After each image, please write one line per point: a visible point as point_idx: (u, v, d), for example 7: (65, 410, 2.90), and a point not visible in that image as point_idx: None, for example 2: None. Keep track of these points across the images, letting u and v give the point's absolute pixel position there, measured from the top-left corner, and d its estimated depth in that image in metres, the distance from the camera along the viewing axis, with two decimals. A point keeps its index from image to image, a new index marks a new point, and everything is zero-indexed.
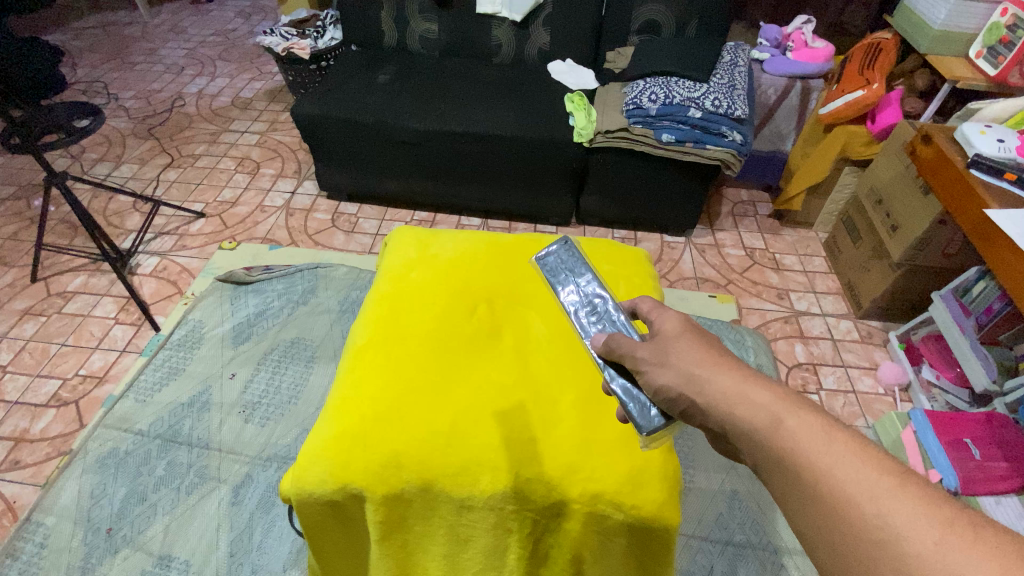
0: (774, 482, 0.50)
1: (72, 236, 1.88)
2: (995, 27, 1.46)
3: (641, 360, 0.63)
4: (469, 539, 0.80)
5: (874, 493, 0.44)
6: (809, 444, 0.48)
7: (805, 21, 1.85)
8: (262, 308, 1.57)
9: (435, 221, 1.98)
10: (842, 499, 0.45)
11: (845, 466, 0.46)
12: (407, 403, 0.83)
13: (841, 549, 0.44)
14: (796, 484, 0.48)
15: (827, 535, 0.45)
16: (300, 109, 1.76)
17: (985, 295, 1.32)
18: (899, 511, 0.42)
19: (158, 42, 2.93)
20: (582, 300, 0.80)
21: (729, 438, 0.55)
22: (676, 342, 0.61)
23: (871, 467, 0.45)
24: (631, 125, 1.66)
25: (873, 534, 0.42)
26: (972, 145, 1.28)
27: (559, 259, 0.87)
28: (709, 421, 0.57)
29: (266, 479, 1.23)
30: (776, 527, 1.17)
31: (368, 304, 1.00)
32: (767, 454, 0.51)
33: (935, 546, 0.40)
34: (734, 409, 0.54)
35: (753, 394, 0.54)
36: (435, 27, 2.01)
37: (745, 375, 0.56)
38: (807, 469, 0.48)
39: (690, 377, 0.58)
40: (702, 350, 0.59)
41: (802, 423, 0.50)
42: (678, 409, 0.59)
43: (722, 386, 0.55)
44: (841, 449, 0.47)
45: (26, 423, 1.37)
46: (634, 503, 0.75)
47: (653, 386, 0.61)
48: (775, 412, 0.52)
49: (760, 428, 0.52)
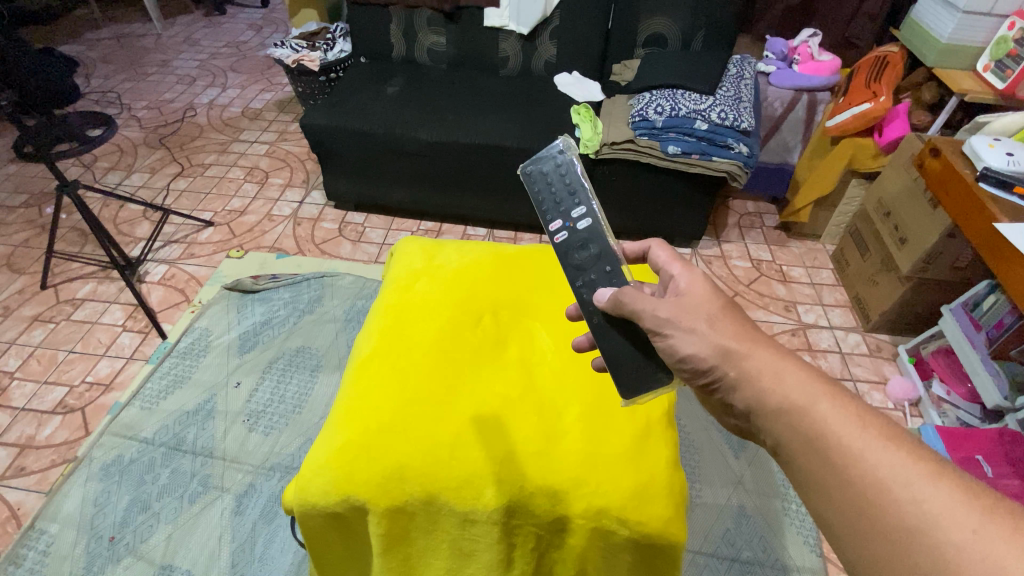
0: (801, 460, 0.50)
1: (81, 243, 1.90)
2: (1003, 40, 1.46)
3: (664, 321, 0.61)
4: (471, 555, 0.79)
5: (909, 479, 0.43)
6: (842, 428, 0.48)
7: (811, 34, 1.87)
8: (267, 317, 1.57)
9: (440, 230, 1.98)
10: (874, 484, 0.44)
11: (877, 453, 0.45)
12: (412, 415, 0.82)
13: (871, 534, 0.43)
14: (824, 467, 0.47)
15: (856, 520, 0.45)
16: (310, 120, 1.78)
17: (995, 308, 1.30)
18: (937, 498, 0.42)
19: (171, 54, 2.99)
20: (574, 239, 0.78)
21: (756, 419, 0.55)
22: (702, 303, 0.61)
23: (908, 455, 0.44)
24: (637, 137, 1.67)
25: (906, 522, 0.42)
26: (980, 158, 1.27)
27: (552, 186, 0.81)
28: (735, 398, 0.57)
29: (269, 489, 1.22)
30: (784, 544, 1.15)
31: (375, 315, 1.00)
32: (795, 435, 0.50)
33: (975, 535, 0.39)
34: (766, 386, 0.53)
35: (788, 373, 0.53)
36: (443, 39, 2.03)
37: (780, 353, 0.55)
38: (840, 451, 0.47)
39: (725, 351, 0.57)
40: (736, 324, 0.59)
41: (835, 407, 0.49)
42: (704, 381, 0.59)
43: (760, 361, 0.55)
44: (876, 435, 0.46)
45: (32, 430, 1.37)
46: (641, 520, 0.74)
47: (678, 353, 0.60)
48: (809, 394, 0.51)
49: (792, 407, 0.51)
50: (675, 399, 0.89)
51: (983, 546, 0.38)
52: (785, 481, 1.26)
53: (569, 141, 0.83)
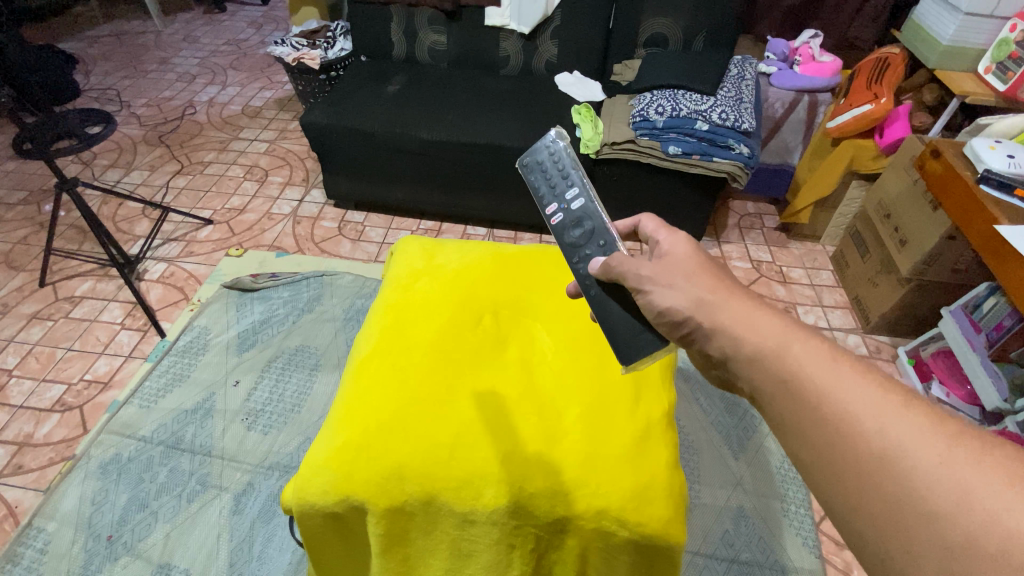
0: (774, 401, 0.49)
1: (81, 240, 1.89)
2: (1004, 43, 1.46)
3: (646, 279, 0.62)
4: (470, 555, 0.79)
5: (878, 410, 0.42)
6: (815, 367, 0.46)
7: (812, 35, 1.87)
8: (266, 316, 1.57)
9: (440, 230, 1.98)
10: (844, 417, 0.43)
11: (847, 388, 0.44)
12: (411, 414, 0.82)
13: (841, 467, 0.42)
14: (799, 407, 0.46)
15: (826, 454, 0.43)
16: (310, 119, 1.78)
17: (995, 311, 1.31)
18: (906, 426, 0.40)
19: (171, 51, 2.98)
20: (569, 219, 0.77)
21: (732, 367, 0.53)
22: (681, 265, 0.60)
23: (878, 387, 0.43)
24: (637, 137, 1.67)
25: (874, 451, 0.41)
26: (981, 160, 1.27)
27: (545, 172, 0.82)
28: (710, 347, 0.56)
29: (267, 487, 1.22)
30: (783, 545, 1.16)
31: (375, 314, 1.00)
32: (771, 379, 0.49)
33: (942, 458, 0.38)
34: (740, 333, 0.52)
35: (761, 320, 0.52)
36: (444, 38, 2.03)
37: (755, 303, 0.54)
38: (811, 388, 0.46)
39: (700, 301, 0.56)
40: (713, 279, 0.58)
41: (808, 349, 0.48)
42: (681, 332, 0.59)
43: (733, 311, 0.54)
44: (848, 371, 0.45)
45: (30, 428, 1.37)
46: (641, 521, 0.74)
47: (656, 308, 0.60)
48: (782, 338, 0.50)
49: (766, 353, 0.50)
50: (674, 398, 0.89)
51: (951, 469, 0.37)
52: (785, 483, 1.26)
53: (562, 130, 0.83)
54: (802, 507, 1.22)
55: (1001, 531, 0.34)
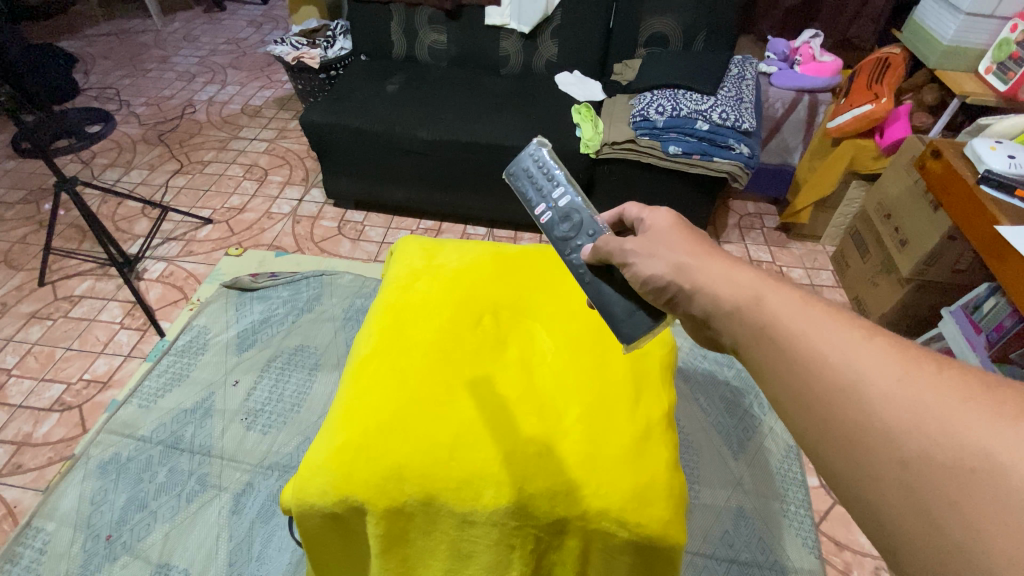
0: (750, 350, 0.48)
1: (80, 240, 1.89)
2: (1005, 43, 1.46)
3: (629, 252, 0.63)
4: (470, 556, 0.79)
5: (843, 344, 0.41)
6: (785, 311, 0.46)
7: (813, 35, 1.86)
8: (266, 315, 1.56)
9: (440, 229, 1.97)
10: (810, 354, 0.42)
11: (813, 327, 0.43)
12: (410, 415, 0.82)
13: (809, 401, 0.42)
14: (771, 350, 0.45)
15: (796, 391, 0.43)
16: (309, 118, 1.78)
17: (995, 311, 1.30)
18: (868, 356, 0.40)
19: (170, 50, 2.97)
20: (559, 216, 0.77)
21: (711, 322, 0.53)
22: (664, 234, 0.61)
23: (846, 324, 0.43)
24: (637, 137, 1.67)
25: (837, 382, 0.40)
26: (982, 161, 1.27)
27: (530, 175, 0.83)
28: (692, 307, 0.55)
29: (267, 487, 1.22)
30: (783, 545, 1.16)
31: (374, 314, 1.00)
32: (745, 328, 0.48)
33: (903, 383, 0.37)
34: (716, 289, 0.52)
35: (735, 274, 0.52)
36: (444, 38, 2.03)
37: (730, 261, 0.54)
38: (782, 331, 0.45)
39: (679, 265, 0.56)
40: (693, 242, 0.58)
41: (780, 297, 0.47)
42: (665, 298, 0.59)
43: (709, 270, 0.54)
44: (815, 313, 0.44)
45: (29, 427, 1.37)
46: (640, 521, 0.74)
47: (641, 278, 0.60)
48: (755, 288, 0.49)
49: (740, 304, 0.49)
50: (674, 399, 0.89)
51: (912, 392, 0.37)
52: (785, 483, 1.26)
53: (543, 139, 0.85)
54: (802, 507, 1.22)
55: (958, 446, 0.34)
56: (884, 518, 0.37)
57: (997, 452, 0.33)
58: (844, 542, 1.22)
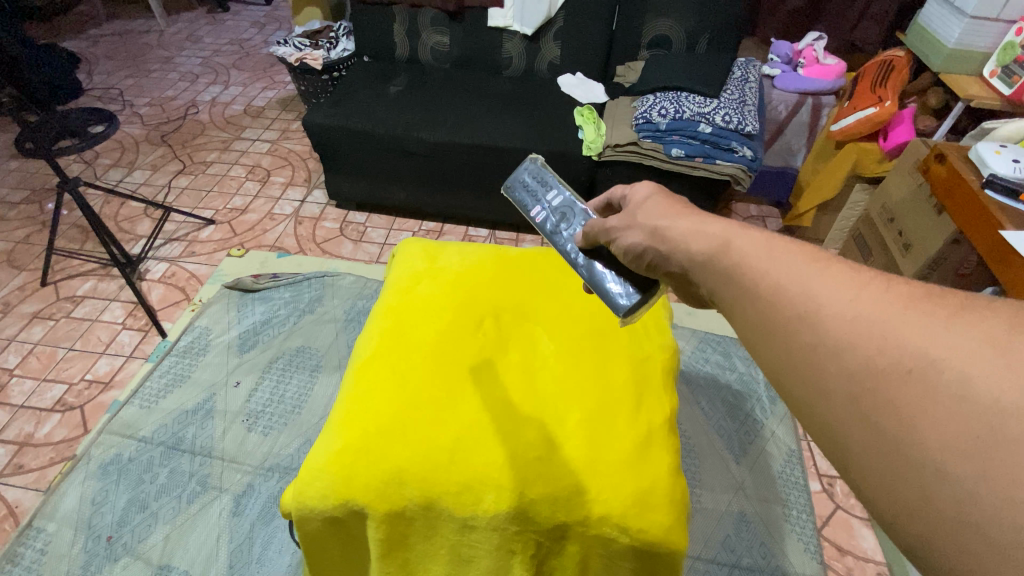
0: (717, 293, 0.47)
1: (82, 240, 1.89)
2: (1010, 46, 1.45)
3: (612, 229, 0.62)
4: (471, 560, 0.79)
5: (800, 275, 0.40)
6: (751, 252, 0.45)
7: (816, 38, 1.85)
8: (267, 316, 1.56)
9: (442, 231, 1.97)
10: (771, 288, 0.41)
11: (774, 263, 0.42)
12: (410, 419, 0.82)
13: (767, 328, 0.41)
14: (738, 291, 0.44)
15: (754, 321, 0.42)
16: (312, 120, 1.78)
17: None
18: (824, 282, 0.39)
19: (174, 51, 2.98)
20: (554, 214, 0.77)
21: (689, 276, 0.51)
22: (644, 203, 0.60)
23: (801, 253, 0.42)
24: (641, 139, 1.66)
25: (794, 311, 0.39)
26: (986, 165, 1.26)
27: (526, 179, 0.83)
28: (670, 266, 0.54)
29: (267, 489, 1.22)
30: (785, 550, 1.15)
31: (375, 317, 1.00)
32: (716, 275, 0.47)
33: (847, 297, 0.37)
34: (689, 243, 0.51)
35: (707, 225, 0.50)
36: (446, 39, 2.02)
37: (705, 216, 0.52)
38: (744, 268, 0.44)
39: (654, 231, 0.55)
40: (667, 206, 0.57)
41: (749, 240, 0.46)
42: (646, 264, 0.58)
43: (682, 228, 0.52)
44: (780, 249, 0.43)
45: (31, 428, 1.37)
46: (640, 527, 0.74)
47: (624, 251, 0.60)
48: (725, 236, 0.48)
49: (711, 252, 0.48)
50: (675, 404, 0.89)
51: (855, 305, 0.36)
52: (786, 487, 1.25)
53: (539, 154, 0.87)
54: (804, 511, 1.21)
55: (894, 349, 0.34)
56: (832, 429, 0.36)
57: (930, 350, 0.33)
58: (846, 547, 1.21)
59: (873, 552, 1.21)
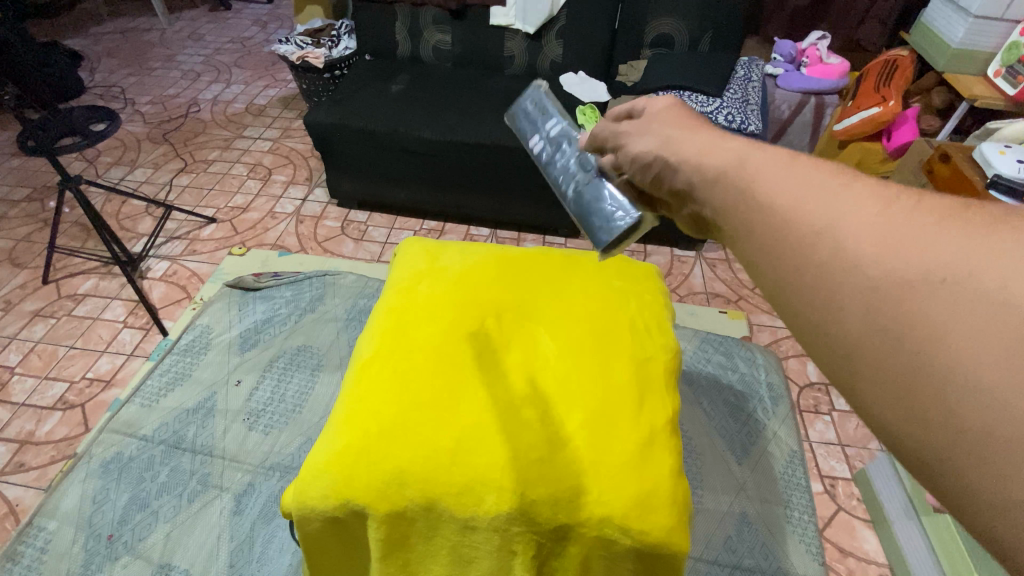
0: (723, 213, 0.43)
1: (84, 238, 1.89)
2: (1014, 46, 1.44)
3: (623, 134, 0.58)
4: (472, 561, 0.79)
5: (821, 190, 0.37)
6: (767, 167, 0.40)
7: (820, 37, 1.85)
8: (268, 316, 1.56)
9: (443, 230, 1.97)
10: (788, 205, 0.38)
11: (792, 179, 0.39)
12: (411, 419, 0.81)
13: (780, 248, 0.37)
14: (748, 209, 0.40)
15: (765, 240, 0.39)
16: (314, 118, 1.78)
17: None
18: (850, 199, 0.35)
19: (176, 49, 2.97)
20: (548, 143, 0.78)
21: (694, 193, 0.47)
22: (662, 115, 0.55)
23: (823, 170, 0.38)
24: None
25: (814, 228, 0.36)
26: (991, 165, 1.24)
27: (527, 106, 0.83)
28: (676, 180, 0.49)
29: (268, 488, 1.22)
30: (786, 551, 1.15)
31: (376, 317, 0.99)
32: (724, 192, 0.43)
33: (874, 214, 0.34)
34: (698, 158, 0.46)
35: (721, 141, 0.46)
36: (448, 38, 2.02)
37: (720, 133, 0.48)
38: (758, 183, 0.40)
39: (667, 138, 0.51)
40: (688, 120, 0.52)
41: (766, 154, 0.41)
42: (651, 177, 0.53)
43: (697, 141, 0.48)
44: (799, 165, 0.39)
45: (31, 426, 1.37)
46: (642, 529, 0.74)
47: (631, 157, 0.55)
48: (740, 151, 0.43)
49: (720, 169, 0.44)
50: (677, 405, 0.88)
51: (884, 222, 0.34)
52: (788, 489, 1.24)
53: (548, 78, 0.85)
54: (806, 513, 1.21)
55: (928, 265, 0.31)
56: (847, 349, 0.34)
57: (969, 269, 0.30)
58: (848, 549, 1.22)
59: (875, 553, 1.21)
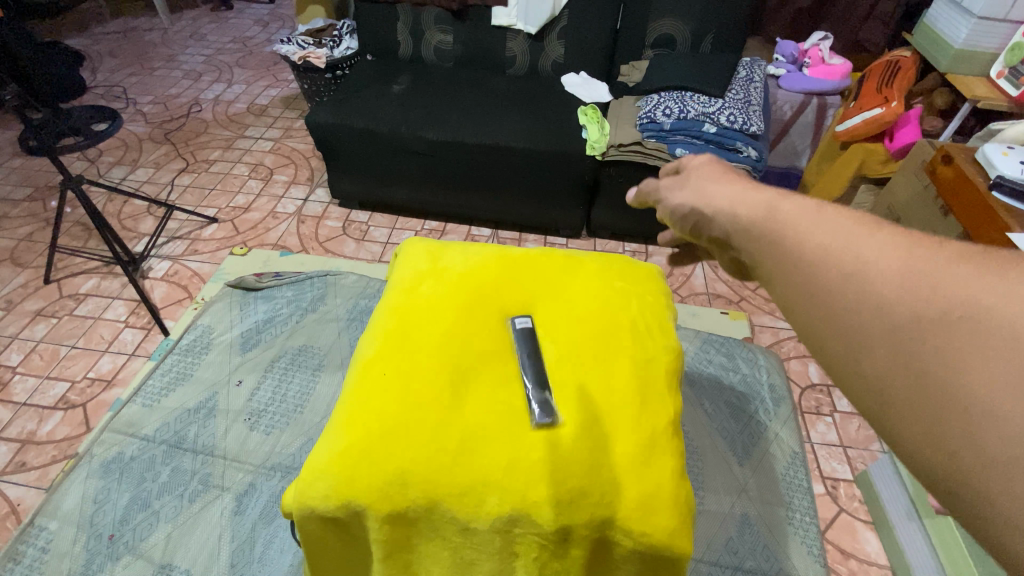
0: (754, 256, 0.46)
1: (85, 238, 1.90)
2: (1018, 47, 1.43)
3: (662, 188, 0.62)
4: (473, 562, 0.79)
5: (846, 234, 0.39)
6: (797, 216, 0.43)
7: (822, 38, 1.84)
8: (270, 316, 1.56)
9: (444, 230, 1.97)
10: (814, 250, 0.40)
11: (820, 225, 0.41)
12: (413, 420, 0.81)
13: (807, 288, 0.39)
14: (778, 253, 0.43)
15: (793, 281, 0.41)
16: (315, 118, 1.78)
17: None
18: (874, 243, 0.37)
19: (178, 49, 2.98)
20: None
21: (730, 241, 0.50)
22: (698, 172, 0.59)
23: (848, 216, 0.40)
24: (644, 138, 1.66)
25: (839, 270, 0.38)
26: (993, 166, 1.25)
27: None
28: (713, 229, 0.53)
29: (269, 489, 1.22)
30: (788, 553, 1.14)
31: (379, 316, 0.99)
32: (754, 239, 0.46)
33: (897, 253, 0.36)
34: (731, 208, 0.49)
35: (751, 193, 0.49)
36: (450, 38, 2.02)
37: (751, 184, 0.51)
38: (787, 230, 0.42)
39: (701, 192, 0.55)
40: (722, 173, 0.56)
41: (796, 204, 0.44)
42: (690, 226, 0.57)
43: (727, 193, 0.51)
44: (827, 213, 0.42)
45: (33, 425, 1.37)
46: (644, 530, 0.74)
47: (672, 211, 0.59)
48: (769, 201, 0.46)
49: (753, 218, 0.46)
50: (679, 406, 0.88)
51: (902, 262, 0.36)
52: (790, 491, 1.24)
53: None
54: (807, 515, 1.20)
55: (947, 300, 0.33)
56: (872, 380, 0.35)
57: (983, 302, 0.32)
58: (850, 551, 1.21)
59: (877, 555, 1.21)
